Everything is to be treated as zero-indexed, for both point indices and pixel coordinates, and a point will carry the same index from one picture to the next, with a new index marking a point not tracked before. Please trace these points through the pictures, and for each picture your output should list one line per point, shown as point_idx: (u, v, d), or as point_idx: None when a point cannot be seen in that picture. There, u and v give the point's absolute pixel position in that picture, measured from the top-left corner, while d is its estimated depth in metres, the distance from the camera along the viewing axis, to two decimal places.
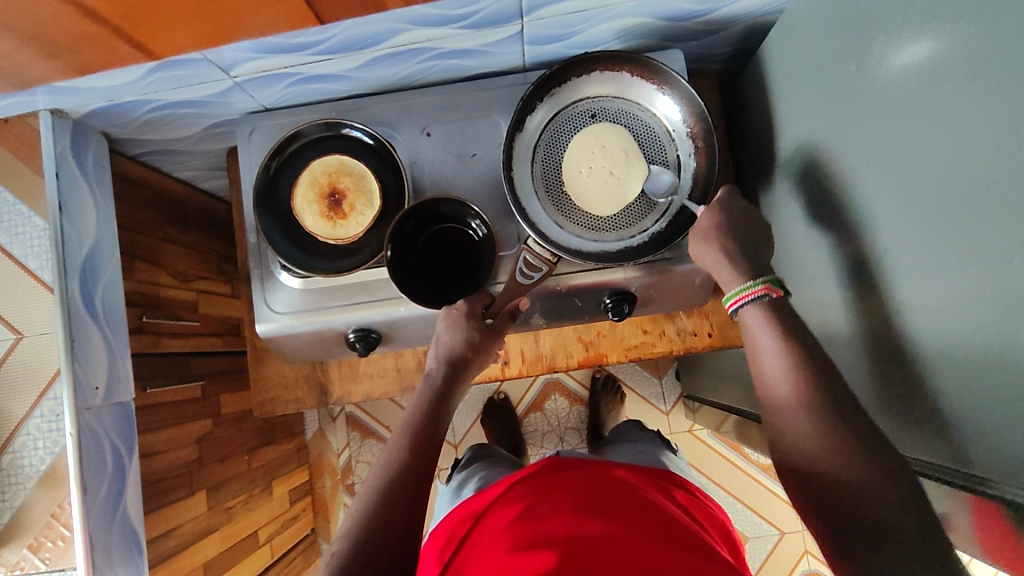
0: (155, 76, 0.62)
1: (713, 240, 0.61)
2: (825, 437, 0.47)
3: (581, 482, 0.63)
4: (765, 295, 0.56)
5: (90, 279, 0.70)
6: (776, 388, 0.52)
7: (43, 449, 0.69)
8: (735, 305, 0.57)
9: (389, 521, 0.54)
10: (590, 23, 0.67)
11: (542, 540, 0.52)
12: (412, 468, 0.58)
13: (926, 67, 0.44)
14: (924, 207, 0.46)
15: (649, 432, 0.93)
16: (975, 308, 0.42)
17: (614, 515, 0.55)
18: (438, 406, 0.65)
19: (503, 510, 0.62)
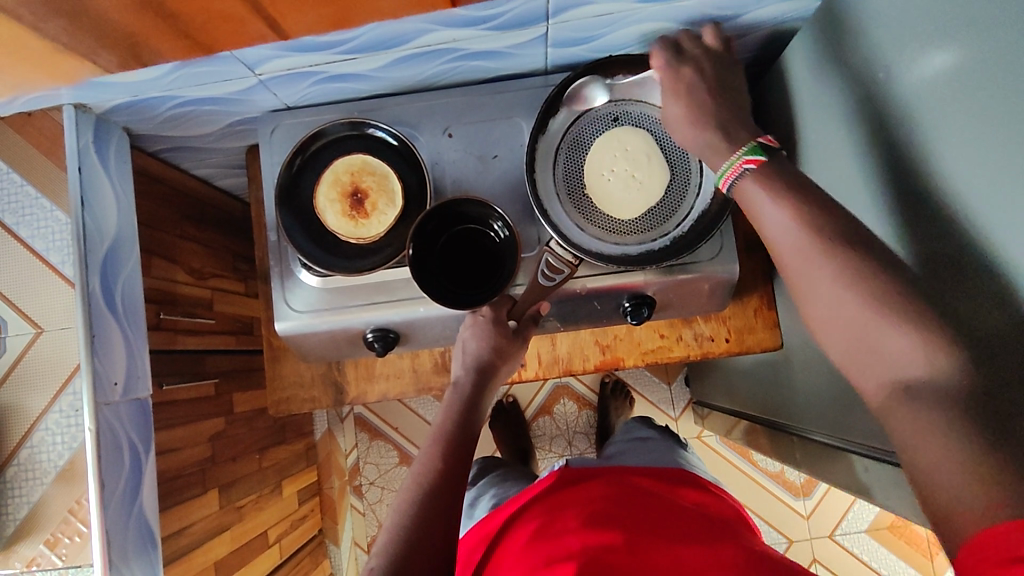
0: (180, 72, 0.63)
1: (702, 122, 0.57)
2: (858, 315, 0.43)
3: (600, 495, 0.62)
4: (746, 169, 0.51)
5: (110, 275, 0.70)
6: (797, 275, 0.47)
7: (61, 444, 0.69)
8: (725, 185, 0.53)
9: (428, 531, 0.53)
10: (614, 26, 0.67)
11: (563, 555, 0.52)
12: (447, 476, 0.58)
13: (951, 74, 0.44)
14: (950, 216, 0.46)
15: (657, 428, 0.93)
16: (999, 326, 0.42)
17: (640, 525, 0.55)
18: (468, 412, 0.64)
19: (524, 526, 0.61)
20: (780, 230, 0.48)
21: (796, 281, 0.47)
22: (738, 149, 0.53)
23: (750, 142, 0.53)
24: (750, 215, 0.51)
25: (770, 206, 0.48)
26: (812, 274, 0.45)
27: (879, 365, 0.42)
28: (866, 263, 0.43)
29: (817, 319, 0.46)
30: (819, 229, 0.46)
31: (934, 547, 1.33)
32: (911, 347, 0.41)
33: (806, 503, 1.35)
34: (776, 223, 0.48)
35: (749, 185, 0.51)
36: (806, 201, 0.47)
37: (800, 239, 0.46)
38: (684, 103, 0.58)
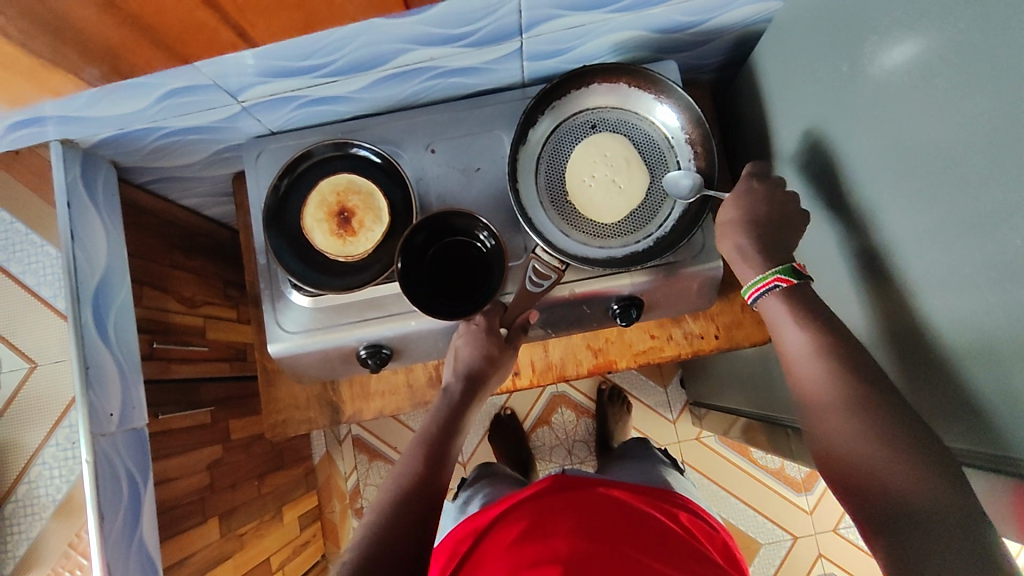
0: (165, 103, 0.64)
1: (734, 233, 0.62)
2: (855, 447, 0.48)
3: (587, 504, 0.63)
4: (777, 286, 0.57)
5: (102, 306, 0.71)
6: (812, 406, 0.52)
7: (59, 478, 0.69)
8: (753, 297, 0.59)
9: (402, 527, 0.55)
10: (585, 38, 0.69)
11: (548, 559, 0.54)
12: (424, 480, 0.60)
13: (916, 62, 0.46)
14: (924, 200, 0.48)
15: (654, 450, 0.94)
16: (990, 304, 0.43)
17: (622, 538, 0.57)
18: (452, 418, 0.66)
19: (509, 528, 0.62)
20: (800, 351, 0.54)
21: (802, 391, 0.53)
22: (771, 265, 0.58)
23: (784, 261, 0.58)
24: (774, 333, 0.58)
25: (789, 325, 0.55)
26: (812, 382, 0.52)
27: (864, 476, 0.47)
28: (876, 392, 0.49)
29: (813, 428, 0.52)
30: (824, 347, 0.52)
31: None
32: (895, 461, 0.45)
33: (808, 498, 1.35)
34: (790, 338, 0.55)
35: (773, 306, 0.57)
36: (816, 319, 0.54)
37: (810, 356, 0.53)
38: (735, 210, 0.62)
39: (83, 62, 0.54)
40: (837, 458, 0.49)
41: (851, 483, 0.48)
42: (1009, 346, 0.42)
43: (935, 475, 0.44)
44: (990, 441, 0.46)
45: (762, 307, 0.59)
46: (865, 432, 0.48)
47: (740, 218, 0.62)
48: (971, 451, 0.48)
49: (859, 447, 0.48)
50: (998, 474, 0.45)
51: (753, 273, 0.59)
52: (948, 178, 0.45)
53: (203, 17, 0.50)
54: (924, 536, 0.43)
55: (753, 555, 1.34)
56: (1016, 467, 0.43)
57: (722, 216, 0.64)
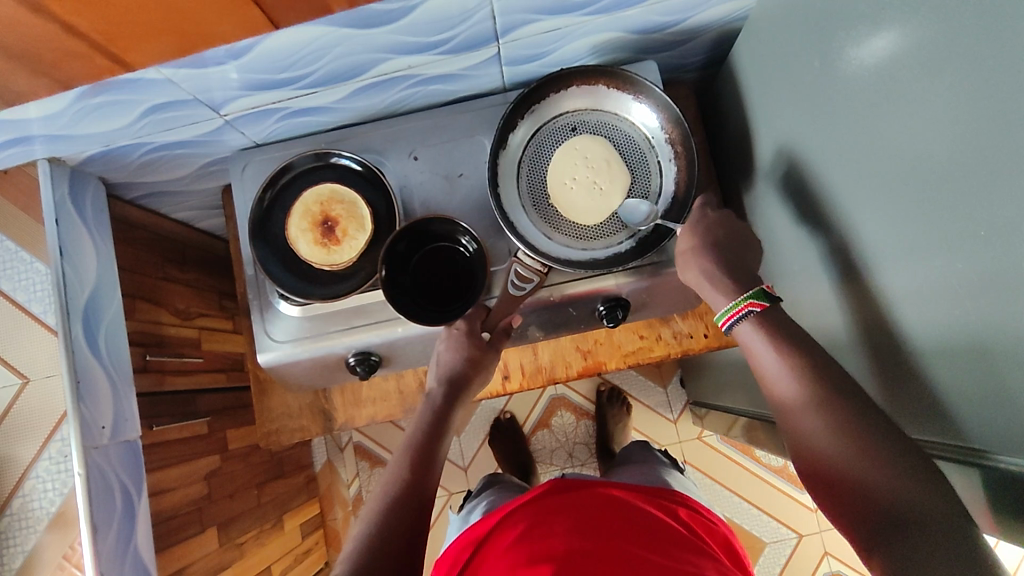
0: (147, 118, 0.65)
1: (694, 261, 0.63)
2: (833, 450, 0.48)
3: (585, 503, 0.63)
4: (750, 311, 0.56)
5: (92, 320, 0.72)
6: (791, 415, 0.52)
7: (53, 491, 0.70)
8: (727, 324, 0.58)
9: (394, 537, 0.55)
10: (564, 40, 0.69)
11: (544, 556, 0.54)
12: (414, 486, 0.60)
13: (884, 54, 0.46)
14: (896, 193, 0.48)
15: (655, 453, 0.93)
16: (958, 295, 0.43)
17: (612, 534, 0.57)
18: (438, 422, 0.67)
19: (508, 530, 0.62)
20: (769, 360, 0.54)
21: (782, 408, 0.53)
22: (744, 291, 0.57)
23: (755, 287, 0.58)
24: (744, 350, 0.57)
25: (761, 345, 0.55)
26: (792, 399, 0.51)
27: (851, 487, 0.46)
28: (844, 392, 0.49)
29: (796, 443, 0.52)
30: (801, 359, 0.52)
31: None
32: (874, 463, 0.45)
33: None
34: (766, 355, 0.54)
35: (744, 328, 0.56)
36: (785, 331, 0.54)
37: (785, 372, 0.52)
38: (691, 240, 0.64)
39: (65, 73, 0.55)
40: (819, 464, 0.49)
41: (841, 496, 0.47)
42: (982, 336, 0.42)
43: (911, 473, 0.44)
44: (965, 434, 0.46)
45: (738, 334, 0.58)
46: (846, 441, 0.47)
47: (697, 244, 0.64)
48: (948, 443, 0.48)
49: (837, 450, 0.48)
50: (971, 465, 0.45)
51: (725, 300, 0.58)
52: (917, 168, 0.45)
53: (177, 25, 0.51)
54: (914, 536, 0.42)
55: (758, 554, 1.33)
56: (990, 459, 0.43)
57: (680, 246, 0.66)
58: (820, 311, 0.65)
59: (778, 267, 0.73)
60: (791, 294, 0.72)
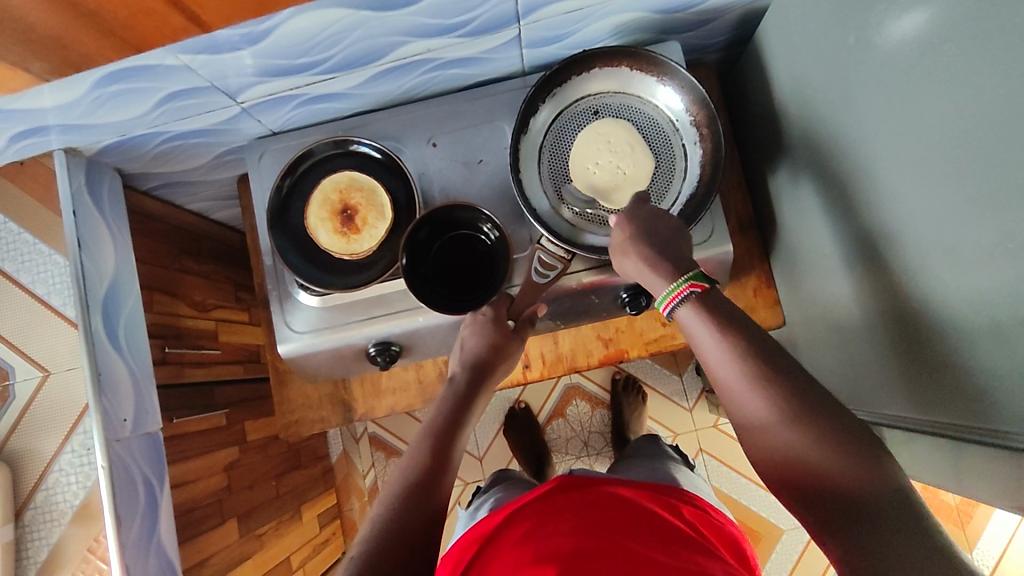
0: (163, 106, 0.64)
1: (632, 247, 0.59)
2: (792, 442, 0.46)
3: (593, 502, 0.62)
4: (691, 293, 0.53)
5: (112, 312, 0.71)
6: (742, 406, 0.49)
7: (76, 484, 0.68)
8: (668, 309, 0.54)
9: (405, 525, 0.54)
10: (585, 22, 0.67)
11: (556, 553, 0.52)
12: (432, 474, 0.59)
13: (924, 29, 0.45)
14: (930, 174, 0.46)
15: (664, 448, 0.91)
16: (1002, 278, 0.42)
17: (624, 534, 0.55)
18: (458, 409, 0.65)
19: (517, 526, 0.61)
20: (712, 350, 0.51)
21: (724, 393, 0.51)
22: (680, 275, 0.55)
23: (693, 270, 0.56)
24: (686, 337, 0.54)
25: (702, 333, 0.51)
26: (733, 385, 0.49)
27: (805, 474, 0.45)
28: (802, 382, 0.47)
29: (750, 434, 0.49)
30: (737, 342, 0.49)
31: (965, 515, 1.22)
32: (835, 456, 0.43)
33: None
34: (704, 340, 0.51)
35: (685, 313, 0.53)
36: (722, 312, 0.51)
37: (725, 360, 0.49)
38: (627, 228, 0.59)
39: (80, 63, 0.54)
40: (782, 457, 0.46)
41: (790, 483, 0.46)
42: (1018, 322, 0.41)
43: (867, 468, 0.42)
44: (992, 415, 0.45)
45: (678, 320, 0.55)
46: (793, 428, 0.46)
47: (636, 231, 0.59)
48: (974, 425, 0.48)
49: (797, 442, 0.45)
50: (996, 447, 0.45)
51: (663, 284, 0.55)
52: (958, 151, 0.43)
53: (183, 21, 0.50)
54: (868, 522, 0.41)
55: (775, 542, 1.32)
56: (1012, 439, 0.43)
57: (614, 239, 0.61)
58: (847, 297, 0.63)
59: (804, 253, 0.72)
60: (816, 280, 0.70)
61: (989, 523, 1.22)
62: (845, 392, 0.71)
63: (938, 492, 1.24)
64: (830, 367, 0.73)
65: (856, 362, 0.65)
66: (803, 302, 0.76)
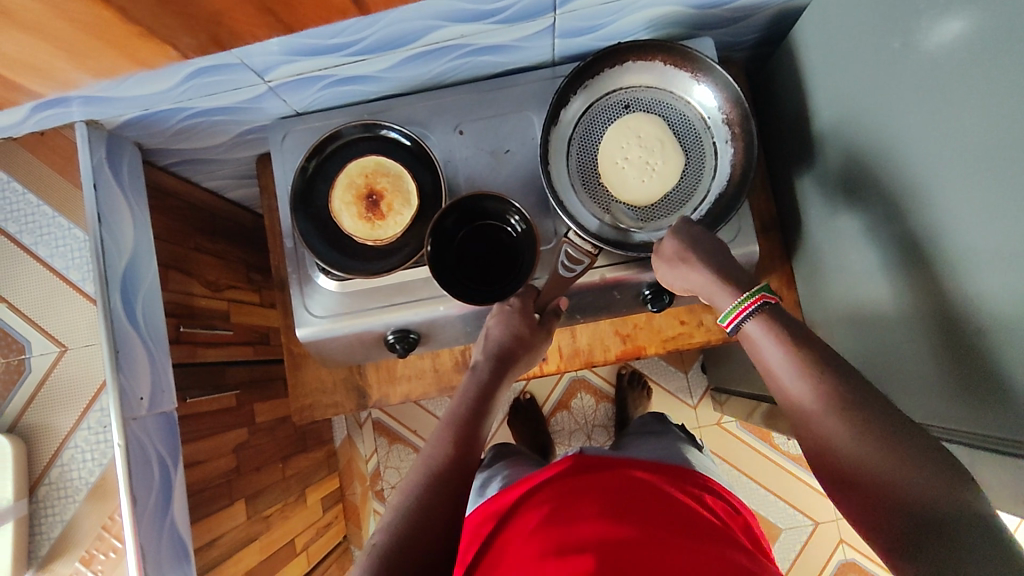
0: (191, 82, 0.63)
1: (691, 262, 0.59)
2: (857, 456, 0.45)
3: (606, 485, 0.61)
4: (761, 305, 0.54)
5: (130, 291, 0.70)
6: (815, 425, 0.48)
7: (91, 461, 0.67)
8: (733, 324, 0.55)
9: (429, 522, 0.53)
10: (619, 13, 0.66)
11: (574, 546, 0.51)
12: (455, 463, 0.58)
13: (980, 35, 0.44)
14: (985, 181, 0.46)
15: (671, 425, 0.92)
16: None
17: (650, 519, 0.54)
18: (480, 399, 0.65)
19: (531, 511, 0.60)
20: (781, 369, 0.50)
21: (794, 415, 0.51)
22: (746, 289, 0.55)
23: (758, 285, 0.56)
24: (751, 353, 0.54)
25: (771, 347, 0.51)
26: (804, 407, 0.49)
27: (864, 483, 0.45)
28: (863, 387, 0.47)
29: (813, 446, 0.49)
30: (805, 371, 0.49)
31: None
32: (902, 466, 0.43)
33: None
34: (772, 360, 0.51)
35: (754, 326, 0.53)
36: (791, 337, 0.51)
37: (792, 373, 0.49)
38: (677, 246, 0.60)
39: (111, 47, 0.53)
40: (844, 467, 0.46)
41: (855, 498, 0.46)
42: None
43: (936, 477, 0.42)
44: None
45: (742, 334, 0.55)
46: (861, 445, 0.45)
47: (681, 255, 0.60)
48: (1007, 436, 0.48)
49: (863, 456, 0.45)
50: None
51: (729, 300, 0.56)
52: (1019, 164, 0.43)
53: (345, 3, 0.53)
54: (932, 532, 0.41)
55: (774, 539, 1.34)
56: None
57: (663, 253, 0.62)
58: (884, 298, 0.63)
59: (834, 255, 0.72)
60: (846, 283, 0.70)
61: None
62: None
63: None
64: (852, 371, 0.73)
65: (885, 366, 0.65)
66: (827, 304, 0.76)
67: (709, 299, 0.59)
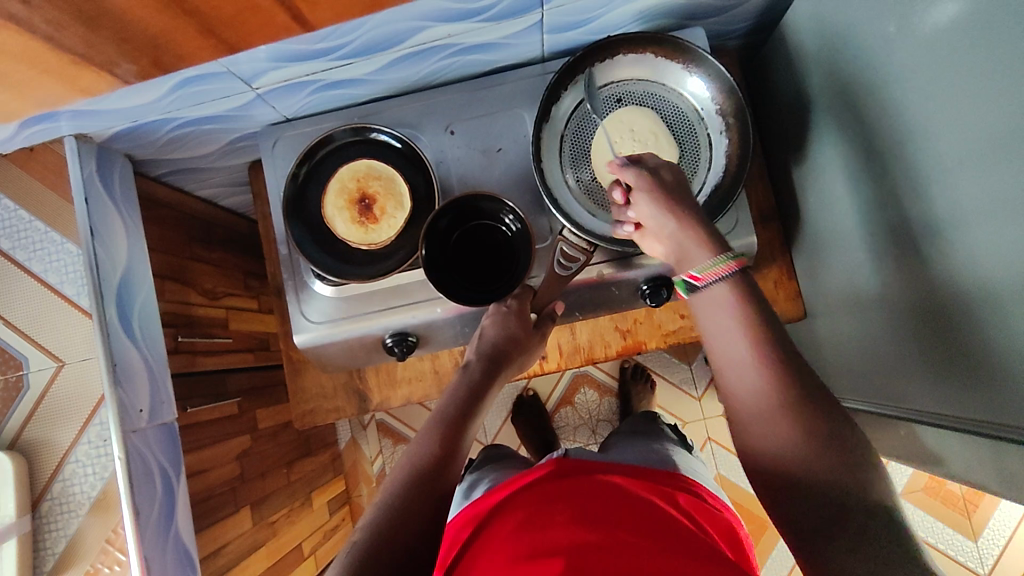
0: (178, 92, 0.62)
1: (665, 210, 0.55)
2: (785, 443, 0.47)
3: (584, 492, 0.60)
4: (735, 270, 0.52)
5: (126, 303, 0.70)
6: (750, 399, 0.49)
7: (93, 475, 0.67)
8: (706, 281, 0.52)
9: (408, 520, 0.52)
10: (608, 7, 0.65)
11: (546, 551, 0.50)
12: (440, 465, 0.57)
13: (975, 21, 0.43)
14: (983, 167, 0.45)
15: (659, 425, 0.91)
16: None
17: (628, 526, 0.53)
18: (468, 400, 0.64)
19: (507, 517, 0.59)
20: (728, 338, 0.51)
21: (740, 421, 0.50)
22: (719, 252, 0.53)
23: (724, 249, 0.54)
24: (699, 315, 0.54)
25: (722, 314, 0.51)
26: (742, 383, 0.49)
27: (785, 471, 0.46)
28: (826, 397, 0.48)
29: (741, 417, 0.50)
30: None
31: (971, 504, 1.23)
32: (826, 463, 0.45)
33: None
34: (723, 328, 0.51)
35: (712, 289, 0.52)
36: (760, 335, 0.49)
37: (740, 343, 0.50)
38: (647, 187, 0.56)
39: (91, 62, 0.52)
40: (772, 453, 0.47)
41: (774, 483, 0.47)
42: None
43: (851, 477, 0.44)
44: None
45: (701, 295, 0.53)
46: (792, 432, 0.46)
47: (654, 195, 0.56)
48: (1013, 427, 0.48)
49: (789, 443, 0.46)
50: None
51: (704, 258, 0.53)
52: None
53: (284, 18, 0.49)
54: (852, 541, 0.42)
55: None
56: None
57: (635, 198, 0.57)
58: (883, 284, 0.62)
59: (833, 243, 0.71)
60: (845, 272, 0.70)
61: (996, 509, 1.23)
62: (870, 384, 0.71)
63: (945, 480, 1.24)
64: (855, 360, 0.73)
65: (886, 354, 0.65)
66: (827, 293, 0.75)
67: (676, 258, 0.56)
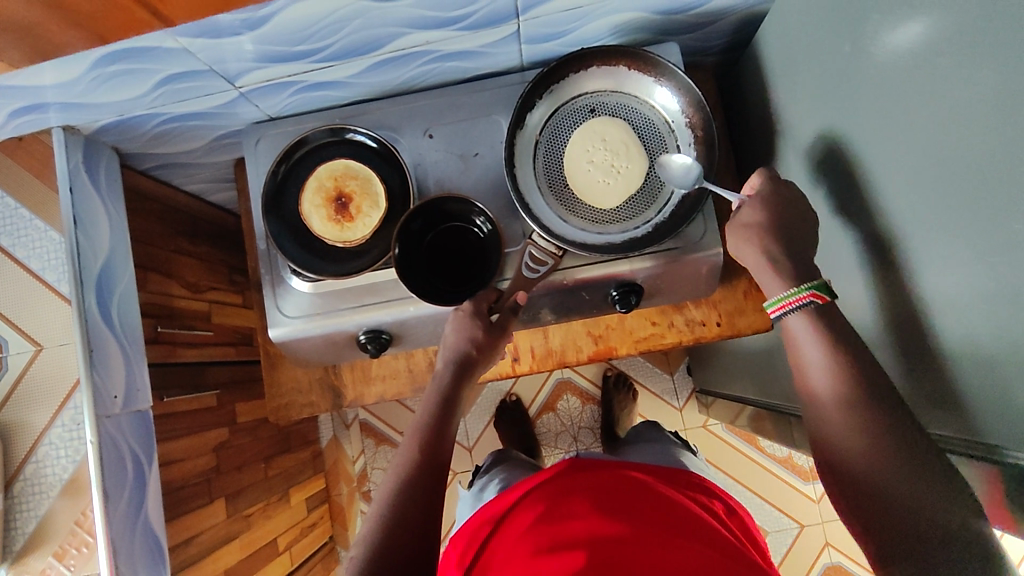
0: (162, 89, 0.64)
1: (752, 239, 0.58)
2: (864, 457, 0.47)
3: (600, 482, 0.62)
4: (810, 302, 0.53)
5: (106, 291, 0.72)
6: (829, 422, 0.49)
7: (64, 459, 0.72)
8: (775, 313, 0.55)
9: (399, 531, 0.55)
10: (583, 20, 0.67)
11: (567, 543, 0.52)
12: (423, 474, 0.59)
13: (918, 42, 0.45)
14: (926, 183, 0.47)
15: (666, 433, 0.91)
16: (988, 289, 0.43)
17: (642, 517, 0.55)
18: (443, 407, 0.66)
19: (523, 510, 0.61)
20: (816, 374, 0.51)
21: (821, 436, 0.50)
22: (802, 281, 0.54)
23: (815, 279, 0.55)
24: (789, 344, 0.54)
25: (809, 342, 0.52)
26: (821, 407, 0.50)
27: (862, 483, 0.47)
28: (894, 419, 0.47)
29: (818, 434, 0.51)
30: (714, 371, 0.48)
31: None
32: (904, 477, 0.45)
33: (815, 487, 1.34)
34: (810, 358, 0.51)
35: (795, 320, 0.53)
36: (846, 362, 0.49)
37: (821, 367, 0.50)
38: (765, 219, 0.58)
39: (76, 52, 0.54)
40: (844, 468, 0.48)
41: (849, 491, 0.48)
42: (1001, 333, 0.42)
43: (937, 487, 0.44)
44: (988, 429, 0.45)
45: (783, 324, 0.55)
46: (870, 446, 0.46)
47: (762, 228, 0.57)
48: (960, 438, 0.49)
49: (868, 457, 0.46)
50: (989, 464, 0.45)
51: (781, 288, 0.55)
52: (962, 165, 0.43)
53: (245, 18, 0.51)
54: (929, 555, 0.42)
55: None
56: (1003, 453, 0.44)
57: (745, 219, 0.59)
58: (844, 297, 0.64)
59: None
60: None
61: None
62: None
63: None
64: None
65: None
66: None
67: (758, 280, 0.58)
